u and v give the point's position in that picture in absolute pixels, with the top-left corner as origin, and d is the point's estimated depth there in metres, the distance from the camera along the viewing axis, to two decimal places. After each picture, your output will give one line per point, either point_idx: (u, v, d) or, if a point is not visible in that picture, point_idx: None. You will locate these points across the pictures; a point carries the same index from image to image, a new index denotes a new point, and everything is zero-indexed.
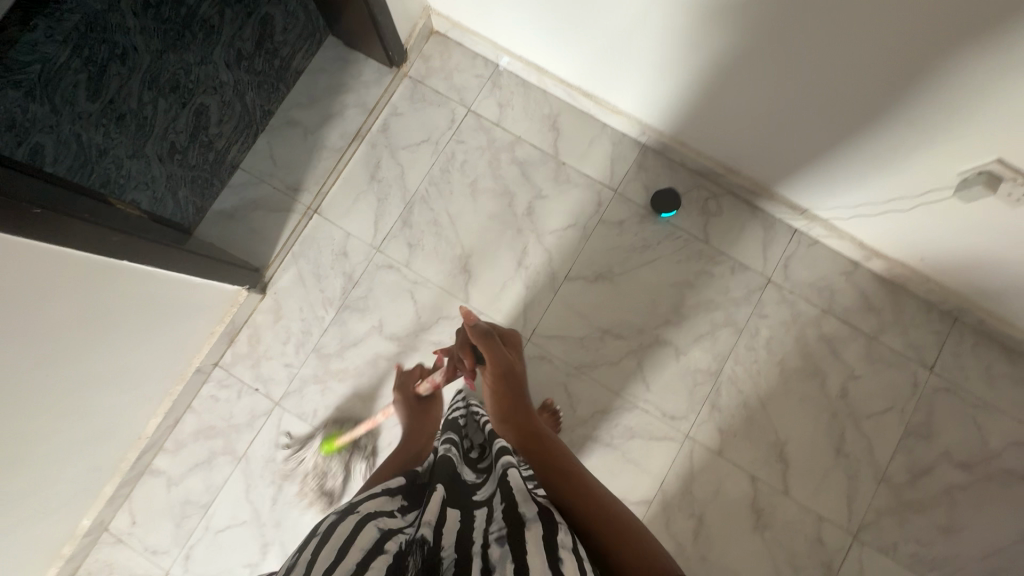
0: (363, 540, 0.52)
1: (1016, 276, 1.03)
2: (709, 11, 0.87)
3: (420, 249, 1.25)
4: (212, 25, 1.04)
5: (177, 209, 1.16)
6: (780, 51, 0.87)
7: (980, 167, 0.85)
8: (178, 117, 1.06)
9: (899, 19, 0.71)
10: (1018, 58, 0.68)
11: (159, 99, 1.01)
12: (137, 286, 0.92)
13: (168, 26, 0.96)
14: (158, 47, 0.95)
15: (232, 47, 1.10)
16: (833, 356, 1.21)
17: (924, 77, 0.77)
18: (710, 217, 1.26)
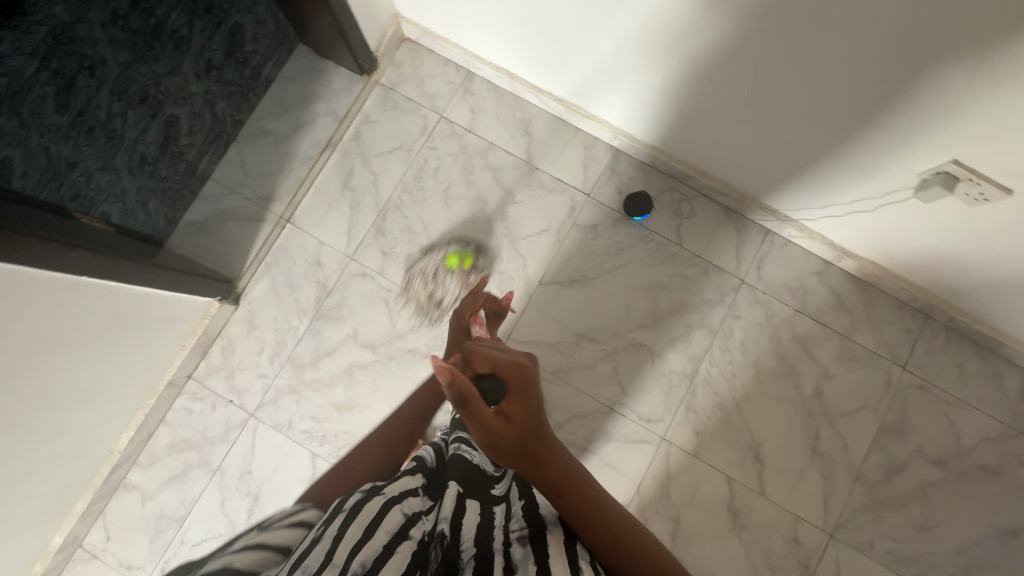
0: (390, 522, 0.54)
1: (983, 274, 1.03)
2: (674, 13, 0.87)
3: (394, 257, 1.25)
4: (181, 36, 1.10)
5: (149, 222, 1.14)
6: (757, 42, 0.84)
7: (937, 167, 0.86)
8: (149, 128, 1.10)
9: (862, 16, 0.71)
10: (972, 59, 0.68)
11: (129, 111, 1.06)
12: (104, 301, 0.92)
13: (137, 37, 1.03)
14: (128, 59, 1.02)
15: (202, 57, 1.15)
16: (807, 356, 1.22)
17: (895, 70, 0.76)
18: (683, 220, 1.27)
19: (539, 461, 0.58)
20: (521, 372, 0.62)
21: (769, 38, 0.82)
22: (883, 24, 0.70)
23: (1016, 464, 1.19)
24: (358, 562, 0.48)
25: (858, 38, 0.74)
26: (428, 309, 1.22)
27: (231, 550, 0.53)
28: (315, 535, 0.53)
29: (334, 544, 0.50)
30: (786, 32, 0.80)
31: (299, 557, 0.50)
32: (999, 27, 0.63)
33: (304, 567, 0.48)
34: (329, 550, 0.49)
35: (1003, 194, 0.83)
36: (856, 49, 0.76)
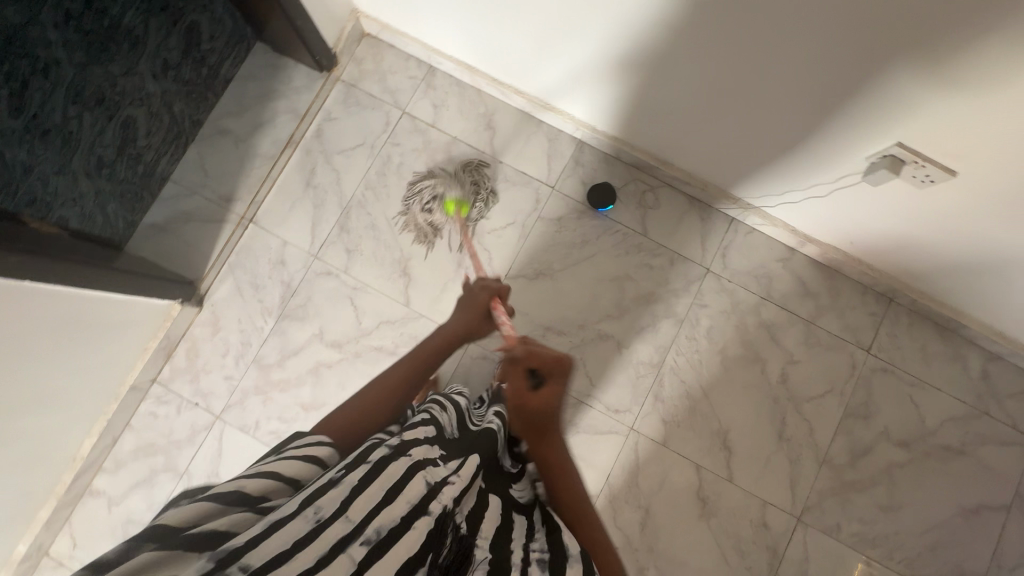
0: (412, 491, 0.55)
1: (938, 256, 1.05)
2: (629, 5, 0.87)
3: (359, 255, 1.24)
4: (137, 35, 1.03)
5: (106, 225, 1.11)
6: (714, 16, 0.81)
7: (884, 150, 0.87)
8: (105, 131, 1.03)
9: (814, 8, 0.71)
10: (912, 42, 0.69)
11: (85, 113, 0.98)
12: (60, 305, 0.90)
13: (92, 37, 0.95)
14: (84, 60, 0.95)
15: (159, 57, 1.08)
16: (773, 343, 1.23)
17: (848, 47, 0.74)
18: (648, 210, 1.27)
19: (543, 438, 0.72)
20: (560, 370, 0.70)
21: (724, 11, 0.79)
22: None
23: (979, 443, 1.20)
24: (372, 529, 0.50)
25: (815, 9, 0.72)
26: (425, 232, 1.21)
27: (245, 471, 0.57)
28: (334, 475, 0.56)
29: (352, 497, 0.52)
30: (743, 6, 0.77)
31: (311, 495, 0.52)
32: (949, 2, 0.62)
33: (317, 509, 0.50)
34: (347, 500, 0.51)
35: (944, 176, 0.85)
36: (811, 24, 0.74)
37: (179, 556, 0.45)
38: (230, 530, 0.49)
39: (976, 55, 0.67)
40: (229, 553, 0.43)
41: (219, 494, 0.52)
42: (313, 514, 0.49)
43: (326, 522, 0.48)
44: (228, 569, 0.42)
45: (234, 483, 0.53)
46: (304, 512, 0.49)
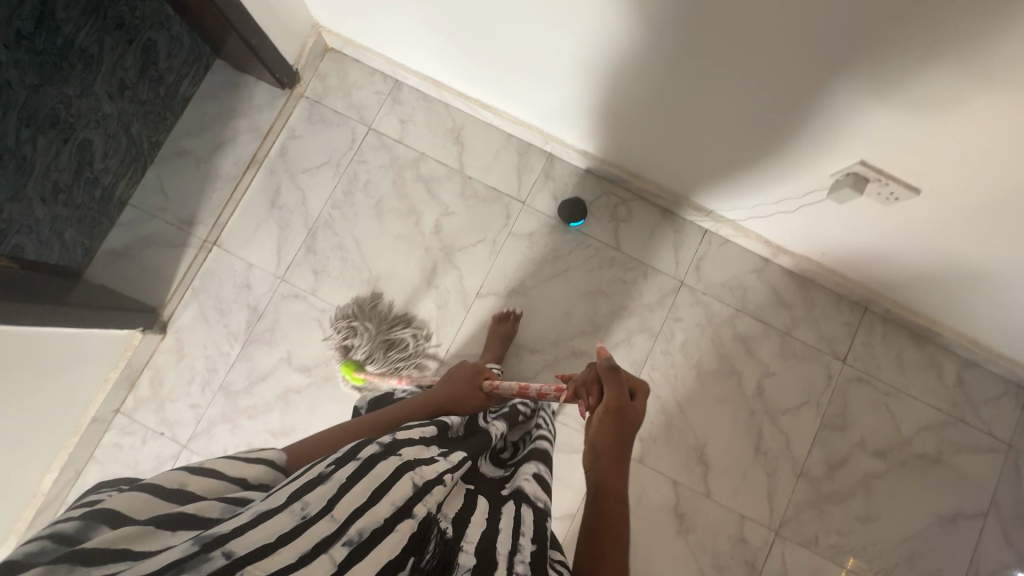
0: (397, 493, 0.51)
1: (909, 269, 1.04)
2: (593, 21, 0.84)
3: (326, 276, 1.21)
4: (91, 55, 0.96)
5: (63, 254, 1.05)
6: (676, 33, 0.79)
7: (847, 168, 0.85)
8: (60, 153, 0.96)
9: (775, 29, 0.70)
10: (871, 64, 0.68)
11: (38, 136, 0.92)
12: (21, 346, 0.88)
13: (44, 58, 0.89)
14: (36, 82, 0.88)
15: (115, 76, 1.02)
16: (748, 355, 1.22)
17: (811, 65, 0.72)
18: (620, 224, 1.25)
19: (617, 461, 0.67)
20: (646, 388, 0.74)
21: (684, 28, 0.77)
22: (799, 13, 0.66)
23: (956, 451, 1.20)
24: (353, 531, 0.47)
25: (776, 28, 0.70)
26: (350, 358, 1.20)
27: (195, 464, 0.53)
28: (324, 468, 0.51)
29: (338, 495, 0.49)
30: (705, 23, 0.75)
31: (302, 486, 0.49)
32: (908, 23, 0.61)
33: (304, 505, 0.47)
34: (333, 497, 0.48)
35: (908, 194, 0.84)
36: (772, 43, 0.72)
37: (147, 535, 0.44)
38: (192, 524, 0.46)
39: (932, 78, 0.65)
40: (216, 538, 0.43)
41: (165, 488, 0.48)
42: (300, 509, 0.47)
43: (311, 520, 0.46)
44: (211, 554, 0.41)
45: (178, 481, 0.49)
46: (291, 505, 0.47)
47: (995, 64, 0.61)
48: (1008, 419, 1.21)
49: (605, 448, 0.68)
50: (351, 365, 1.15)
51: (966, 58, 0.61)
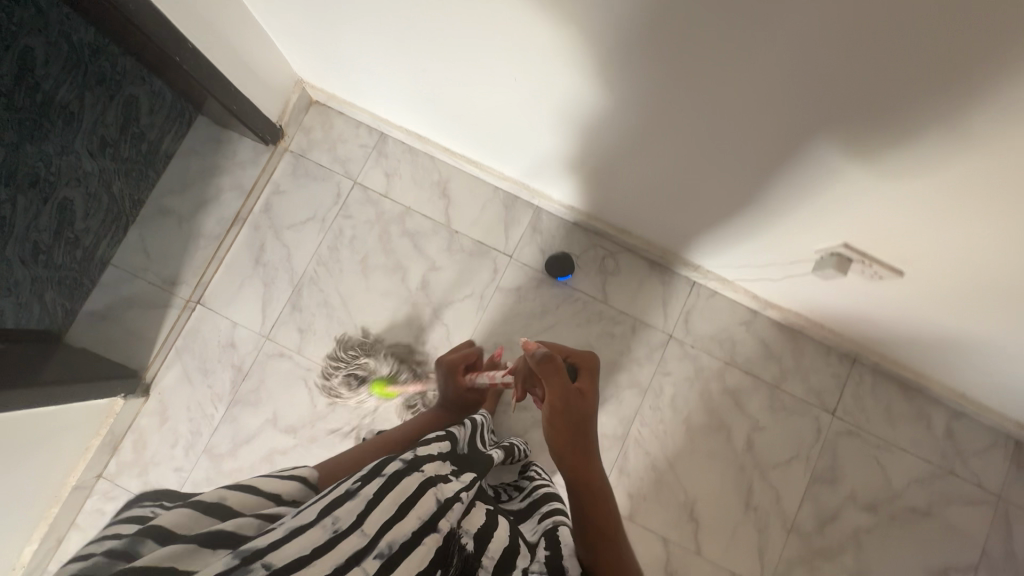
0: (423, 507, 0.52)
1: (897, 331, 1.03)
2: (573, 96, 0.84)
3: (312, 334, 1.20)
4: (72, 110, 0.88)
5: (43, 315, 1.00)
6: (656, 112, 0.79)
7: (831, 248, 0.85)
8: (40, 214, 0.89)
9: (753, 116, 0.69)
10: (851, 158, 0.67)
11: (18, 196, 0.83)
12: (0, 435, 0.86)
13: (22, 116, 0.79)
14: (16, 141, 0.79)
15: (95, 134, 0.95)
16: (737, 409, 1.21)
17: (791, 153, 0.72)
18: (608, 276, 1.24)
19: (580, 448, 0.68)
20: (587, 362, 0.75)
21: (664, 110, 0.77)
22: (777, 109, 0.66)
23: (945, 503, 1.20)
24: (384, 544, 0.48)
25: (755, 119, 0.69)
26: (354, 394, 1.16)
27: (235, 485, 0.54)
28: (350, 485, 0.52)
29: (367, 508, 0.49)
30: (684, 108, 0.75)
31: (330, 502, 0.50)
32: (876, 128, 0.61)
33: (335, 520, 0.48)
34: (361, 512, 0.49)
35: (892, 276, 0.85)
36: (750, 129, 0.72)
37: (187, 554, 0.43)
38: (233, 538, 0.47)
39: (910, 174, 0.65)
40: (255, 551, 0.44)
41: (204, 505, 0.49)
42: (330, 524, 0.47)
43: (342, 535, 0.47)
44: (251, 566, 0.42)
45: (217, 494, 0.51)
46: (321, 521, 0.47)
47: (966, 169, 0.60)
48: (997, 471, 1.21)
49: (565, 446, 0.69)
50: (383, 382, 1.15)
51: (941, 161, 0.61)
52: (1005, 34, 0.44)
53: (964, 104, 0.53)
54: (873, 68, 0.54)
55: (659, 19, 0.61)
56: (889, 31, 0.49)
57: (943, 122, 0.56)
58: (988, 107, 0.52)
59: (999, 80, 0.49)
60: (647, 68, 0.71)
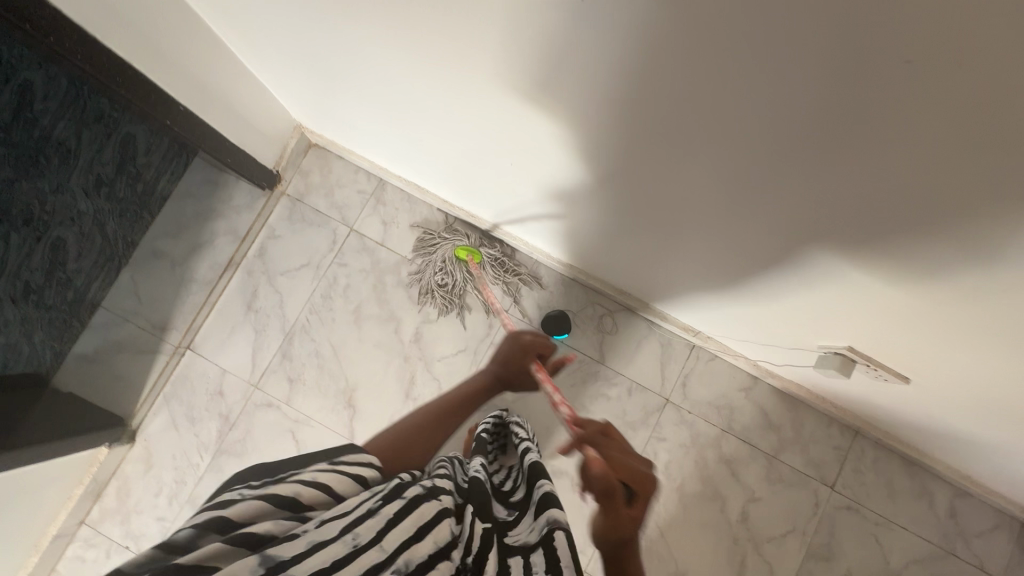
0: (438, 534, 0.51)
1: (901, 415, 0.99)
2: (561, 175, 0.82)
3: (301, 385, 1.18)
4: (69, 148, 0.84)
5: (31, 356, 0.97)
6: (650, 203, 0.76)
7: (835, 347, 0.81)
8: (31, 253, 0.85)
9: (744, 227, 0.67)
10: (846, 279, 0.64)
11: (11, 233, 0.80)
12: None
13: (18, 154, 0.76)
14: (10, 176, 0.76)
15: (91, 172, 0.90)
16: (732, 478, 1.18)
17: (783, 262, 0.69)
18: (606, 336, 1.21)
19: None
20: (649, 490, 0.53)
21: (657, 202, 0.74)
22: (774, 225, 0.63)
23: None
24: (401, 561, 0.46)
25: (751, 229, 0.66)
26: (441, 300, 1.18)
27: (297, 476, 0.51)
28: (371, 504, 0.50)
29: (386, 528, 0.48)
30: (677, 205, 0.72)
31: (353, 517, 0.48)
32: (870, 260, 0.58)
33: (354, 535, 0.46)
34: (381, 532, 0.47)
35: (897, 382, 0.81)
36: (743, 233, 0.69)
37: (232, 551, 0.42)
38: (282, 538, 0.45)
39: (911, 305, 0.61)
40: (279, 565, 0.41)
41: (274, 497, 0.48)
42: (350, 539, 0.45)
43: (363, 549, 0.45)
44: None
45: (293, 491, 0.49)
46: (343, 536, 0.45)
47: (970, 313, 0.56)
48: (1003, 556, 1.16)
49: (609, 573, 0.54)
50: (465, 250, 1.16)
51: (946, 302, 0.57)
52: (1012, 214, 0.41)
53: (972, 263, 0.49)
54: (868, 210, 0.51)
55: (649, 128, 0.59)
56: (889, 184, 0.46)
57: (944, 271, 0.52)
58: (989, 270, 0.48)
59: (1004, 244, 0.45)
60: (635, 165, 0.68)
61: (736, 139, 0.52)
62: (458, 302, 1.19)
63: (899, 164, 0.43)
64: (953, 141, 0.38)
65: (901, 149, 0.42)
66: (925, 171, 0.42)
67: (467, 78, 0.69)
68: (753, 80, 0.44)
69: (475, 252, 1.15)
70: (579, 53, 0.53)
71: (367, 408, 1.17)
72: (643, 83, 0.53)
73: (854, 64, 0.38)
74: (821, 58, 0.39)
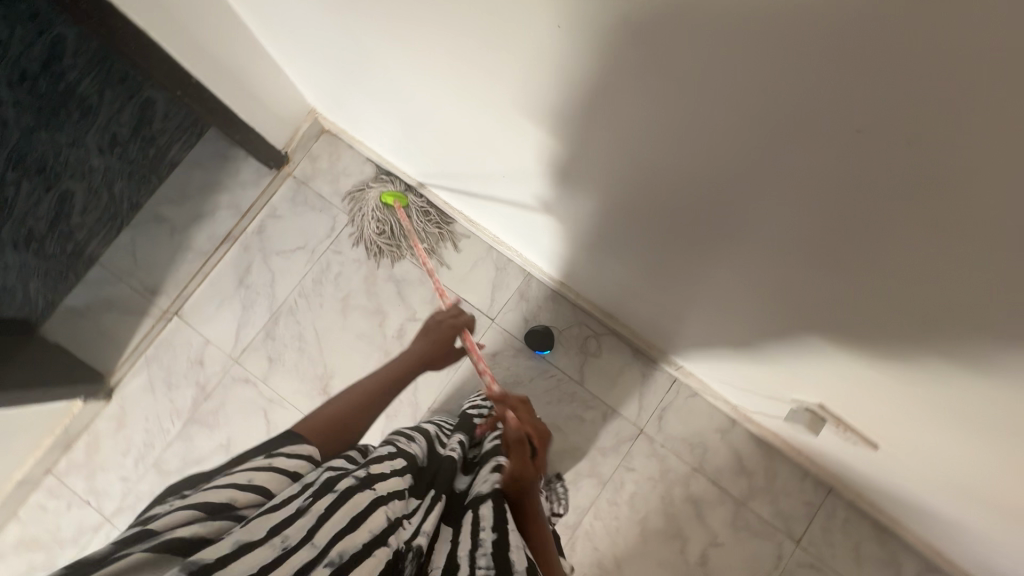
0: (373, 522, 0.49)
1: (872, 478, 0.97)
2: (554, 188, 0.81)
3: (280, 365, 1.19)
4: (90, 104, 0.87)
5: (25, 302, 0.99)
6: (638, 227, 0.75)
7: (804, 403, 0.83)
8: (40, 202, 0.90)
9: (727, 263, 0.66)
10: (816, 327, 0.64)
11: (22, 180, 0.85)
12: None
13: (44, 102, 0.81)
14: (32, 124, 0.81)
15: (108, 131, 0.93)
16: (696, 519, 1.16)
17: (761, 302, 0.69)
18: (588, 357, 1.20)
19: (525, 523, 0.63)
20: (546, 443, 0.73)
21: (645, 229, 0.75)
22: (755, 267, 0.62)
23: None
24: (334, 552, 0.45)
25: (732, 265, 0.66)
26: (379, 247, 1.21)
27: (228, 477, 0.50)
28: (300, 502, 0.49)
29: (318, 523, 0.47)
30: (665, 232, 0.71)
31: (280, 518, 0.46)
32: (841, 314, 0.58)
33: (283, 538, 0.45)
34: (313, 527, 0.46)
35: (866, 447, 0.82)
36: (729, 270, 0.68)
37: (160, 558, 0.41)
38: (209, 537, 0.44)
39: (874, 374, 0.64)
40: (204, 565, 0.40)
41: (208, 503, 0.46)
42: (278, 542, 0.44)
43: (292, 550, 0.44)
44: None
45: (227, 495, 0.48)
46: (271, 538, 0.44)
47: (942, 382, 0.55)
48: None
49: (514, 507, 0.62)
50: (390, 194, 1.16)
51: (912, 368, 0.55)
52: (994, 289, 0.39)
53: (948, 332, 0.47)
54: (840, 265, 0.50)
55: (633, 154, 0.60)
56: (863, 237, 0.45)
57: (923, 336, 0.50)
58: (963, 342, 0.47)
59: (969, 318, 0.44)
60: (624, 186, 0.68)
61: (715, 173, 0.52)
62: (403, 245, 1.21)
63: (874, 216, 0.43)
64: (923, 196, 0.37)
65: (876, 200, 0.41)
66: (895, 225, 0.42)
67: (466, 83, 0.70)
68: (728, 112, 0.44)
69: (401, 197, 1.17)
70: (565, 70, 0.54)
71: None
72: (630, 105, 0.53)
73: (827, 112, 0.38)
74: (796, 101, 0.39)
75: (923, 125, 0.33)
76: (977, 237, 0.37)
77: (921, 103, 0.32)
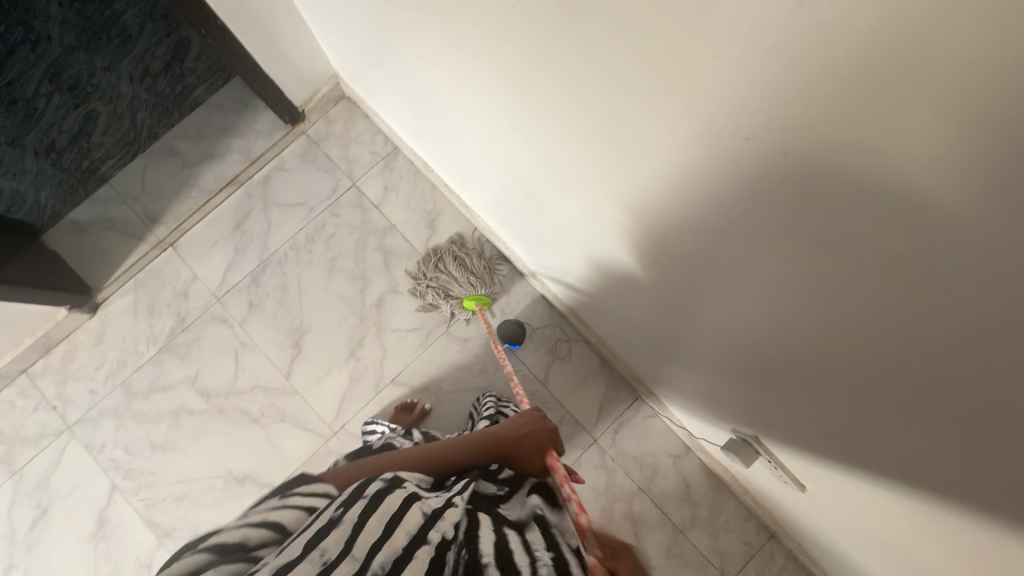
0: (410, 522, 0.50)
1: (811, 529, 0.96)
2: (532, 181, 0.83)
3: (259, 311, 1.22)
4: (130, 35, 0.97)
5: (33, 208, 1.10)
6: (598, 231, 0.77)
7: (742, 432, 0.83)
8: (67, 117, 1.00)
9: (674, 281, 0.68)
10: (750, 355, 0.65)
11: (56, 94, 0.96)
12: None
13: (88, 26, 0.91)
14: (74, 44, 0.91)
15: (141, 63, 1.03)
16: (634, 538, 1.15)
17: (703, 323, 0.70)
18: (556, 359, 1.22)
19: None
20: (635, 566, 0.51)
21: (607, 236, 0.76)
22: (700, 286, 0.63)
23: None
24: (377, 563, 0.46)
25: (679, 281, 0.67)
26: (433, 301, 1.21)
27: (247, 520, 0.50)
28: (331, 513, 0.50)
29: (354, 535, 0.48)
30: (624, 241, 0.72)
31: (312, 535, 0.47)
32: (773, 343, 0.58)
33: (322, 552, 0.46)
34: (350, 540, 0.47)
35: (795, 487, 0.82)
36: (675, 286, 0.69)
37: None
38: None
39: (798, 410, 0.64)
40: None
41: (222, 547, 0.46)
42: (318, 556, 0.45)
43: (331, 565, 0.45)
44: None
45: (241, 535, 0.47)
46: (309, 554, 0.45)
47: (857, 426, 0.55)
48: None
49: None
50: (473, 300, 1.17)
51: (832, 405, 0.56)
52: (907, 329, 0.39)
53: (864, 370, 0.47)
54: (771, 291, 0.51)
55: (596, 156, 0.62)
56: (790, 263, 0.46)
57: (842, 374, 0.51)
58: (880, 386, 0.47)
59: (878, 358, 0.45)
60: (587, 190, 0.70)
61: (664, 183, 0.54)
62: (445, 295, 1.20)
63: (804, 245, 0.43)
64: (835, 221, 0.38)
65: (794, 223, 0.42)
66: (815, 253, 0.42)
67: (458, 65, 0.73)
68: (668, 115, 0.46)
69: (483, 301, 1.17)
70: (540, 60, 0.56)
71: (310, 353, 1.20)
72: (587, 102, 0.55)
73: (759, 127, 0.38)
74: (725, 107, 0.40)
75: (850, 149, 0.33)
76: (895, 275, 0.37)
77: (850, 117, 0.31)
